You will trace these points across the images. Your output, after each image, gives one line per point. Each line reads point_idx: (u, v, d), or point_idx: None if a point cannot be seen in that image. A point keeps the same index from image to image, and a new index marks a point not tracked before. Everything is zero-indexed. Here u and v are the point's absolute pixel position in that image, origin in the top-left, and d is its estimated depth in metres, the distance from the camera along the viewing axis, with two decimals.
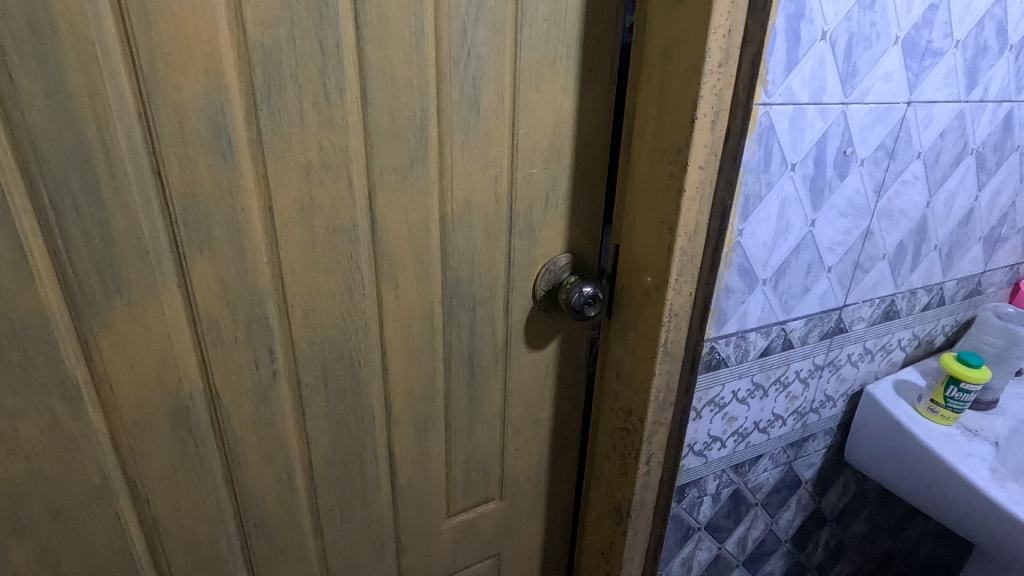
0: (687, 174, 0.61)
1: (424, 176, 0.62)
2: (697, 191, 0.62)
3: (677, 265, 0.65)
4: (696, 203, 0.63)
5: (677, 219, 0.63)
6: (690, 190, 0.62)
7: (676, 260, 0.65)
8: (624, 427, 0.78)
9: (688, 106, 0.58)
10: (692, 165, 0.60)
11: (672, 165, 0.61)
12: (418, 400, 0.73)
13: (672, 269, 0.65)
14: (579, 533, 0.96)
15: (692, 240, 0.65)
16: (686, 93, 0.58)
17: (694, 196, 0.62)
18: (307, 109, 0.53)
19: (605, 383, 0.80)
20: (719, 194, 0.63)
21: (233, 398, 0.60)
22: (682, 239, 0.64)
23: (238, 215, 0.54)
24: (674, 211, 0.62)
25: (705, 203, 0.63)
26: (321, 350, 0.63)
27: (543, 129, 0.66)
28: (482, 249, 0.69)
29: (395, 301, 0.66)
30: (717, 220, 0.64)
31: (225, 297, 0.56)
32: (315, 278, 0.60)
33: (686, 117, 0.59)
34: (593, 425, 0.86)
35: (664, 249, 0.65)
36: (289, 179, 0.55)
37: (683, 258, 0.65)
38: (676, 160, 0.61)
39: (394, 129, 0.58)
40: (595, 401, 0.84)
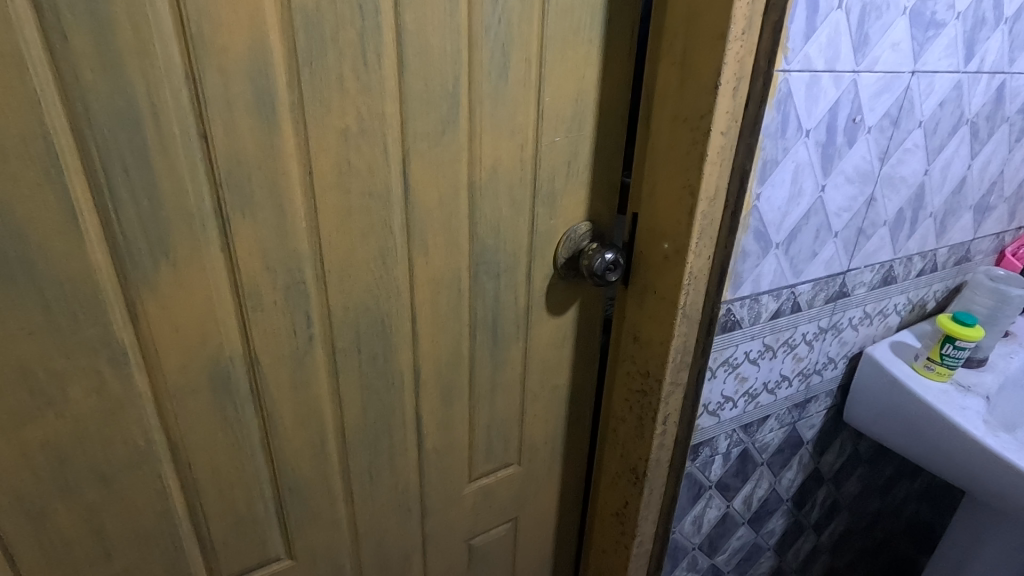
0: (710, 139, 0.63)
1: (455, 143, 0.63)
2: (718, 156, 0.64)
3: (698, 228, 0.68)
4: (717, 167, 0.65)
5: (699, 183, 0.65)
6: (712, 155, 0.64)
7: (697, 223, 0.68)
8: (641, 389, 0.81)
9: (712, 72, 0.61)
10: (715, 130, 0.63)
11: (695, 130, 0.64)
12: (444, 365, 0.75)
13: (693, 233, 0.68)
14: (592, 496, 0.99)
15: (712, 204, 0.67)
16: (710, 60, 0.60)
17: (716, 161, 0.65)
18: (347, 74, 0.54)
19: (621, 348, 0.83)
20: (739, 159, 0.66)
21: (271, 363, 0.61)
22: (702, 204, 0.66)
23: (280, 179, 0.55)
24: (696, 176, 0.65)
25: (725, 168, 0.66)
26: (355, 315, 0.64)
27: (567, 98, 0.68)
28: (507, 216, 0.71)
29: (425, 268, 0.67)
30: (736, 184, 0.67)
31: (266, 261, 0.57)
32: (352, 243, 0.61)
33: (709, 84, 0.61)
34: (608, 390, 0.89)
35: (685, 213, 0.68)
36: (329, 144, 0.56)
37: (704, 222, 0.68)
38: (699, 125, 0.63)
39: (428, 95, 0.59)
40: (609, 367, 0.87)
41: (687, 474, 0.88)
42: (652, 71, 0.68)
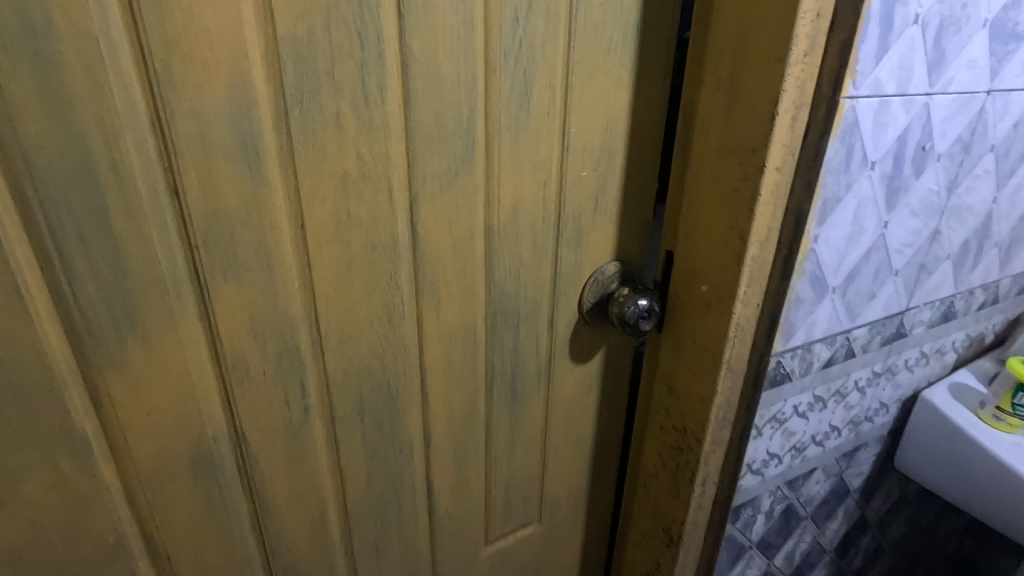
0: (763, 176, 0.54)
1: (469, 183, 0.55)
2: (772, 195, 0.56)
3: (746, 275, 0.59)
4: (770, 207, 0.56)
5: (749, 226, 0.57)
6: (765, 194, 0.55)
7: (746, 270, 0.59)
8: (677, 446, 0.73)
9: (767, 100, 0.52)
10: (770, 166, 0.54)
11: (745, 166, 0.55)
12: (458, 426, 0.67)
13: (741, 280, 0.59)
14: (618, 551, 0.91)
15: (763, 247, 0.59)
16: (765, 86, 0.52)
17: (769, 201, 0.56)
18: (344, 109, 0.46)
19: (652, 398, 0.75)
20: (795, 196, 0.57)
21: (261, 439, 0.54)
22: (752, 247, 0.58)
23: (267, 236, 0.47)
24: (747, 218, 0.56)
25: (779, 207, 0.57)
26: (357, 378, 0.57)
27: (595, 127, 0.60)
28: (528, 261, 0.62)
29: (436, 322, 0.59)
30: (792, 225, 0.58)
31: (253, 327, 0.49)
32: (351, 300, 0.53)
33: (764, 114, 0.52)
34: (636, 441, 0.80)
35: (732, 258, 0.59)
36: (325, 192, 0.48)
37: (753, 268, 0.59)
38: (751, 161, 0.55)
39: (438, 132, 0.51)
40: (638, 417, 0.79)
41: (725, 536, 0.79)
42: (691, 96, 0.60)
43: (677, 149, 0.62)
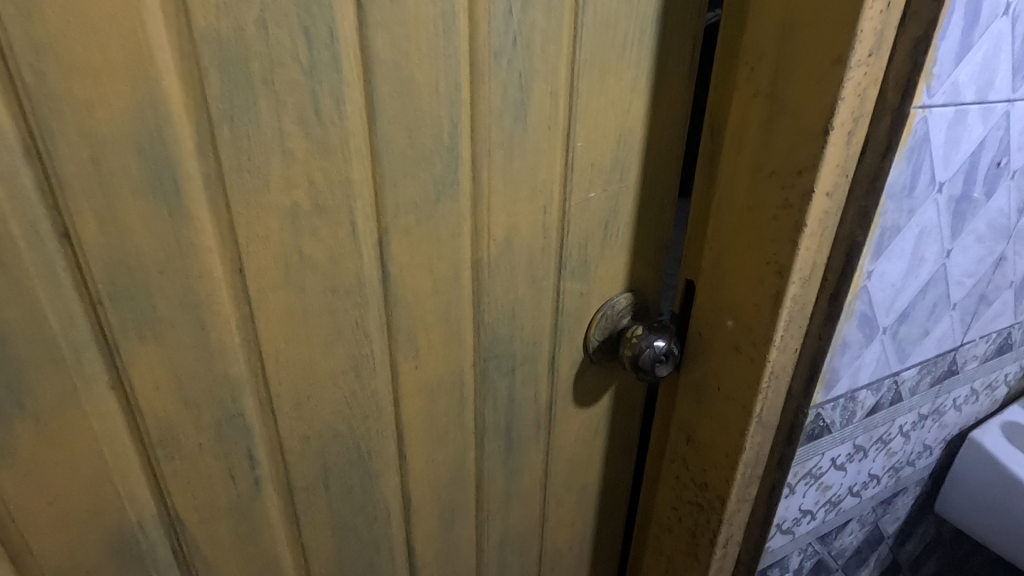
0: (811, 204, 0.45)
1: (453, 211, 0.45)
2: (819, 226, 0.46)
3: (785, 318, 0.50)
4: (816, 240, 0.47)
5: (791, 262, 0.47)
6: (811, 224, 0.46)
7: (785, 312, 0.49)
8: (695, 502, 0.64)
9: (820, 111, 0.42)
10: (820, 191, 0.44)
11: (788, 190, 0.45)
12: (443, 485, 0.57)
13: (778, 324, 0.50)
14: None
15: (805, 285, 0.49)
16: (817, 94, 0.42)
17: (816, 232, 0.46)
18: (289, 126, 0.36)
19: (667, 446, 0.65)
20: (845, 224, 0.47)
21: (202, 520, 0.45)
22: (794, 287, 0.48)
23: (195, 285, 0.37)
24: (789, 252, 0.47)
25: (826, 238, 0.47)
26: (320, 443, 0.47)
27: (605, 140, 0.50)
28: (525, 297, 0.53)
29: (415, 373, 0.50)
30: (841, 258, 0.49)
31: (183, 394, 0.40)
32: (308, 355, 0.44)
33: (814, 128, 0.42)
34: (648, 490, 0.71)
35: (769, 298, 0.49)
36: (269, 229, 0.38)
37: (793, 309, 0.50)
38: (795, 184, 0.45)
39: (413, 151, 0.41)
40: (651, 464, 0.69)
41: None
42: (721, 103, 0.50)
43: (702, 164, 0.52)
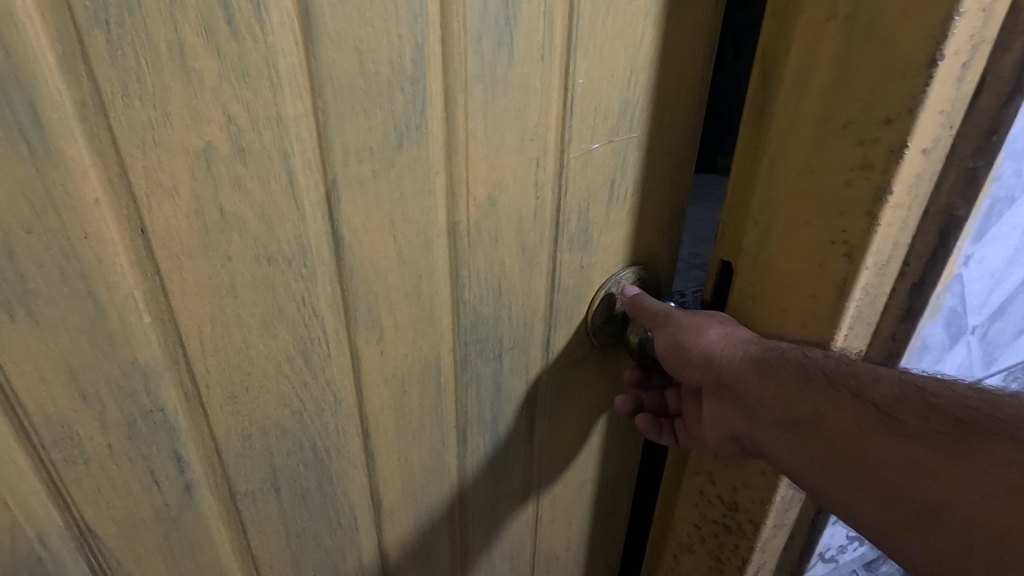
0: (902, 162, 0.36)
1: (421, 162, 0.36)
2: (906, 193, 0.38)
3: (853, 312, 0.41)
4: (901, 212, 0.38)
5: (867, 240, 0.38)
6: (899, 190, 0.37)
7: (853, 304, 0.41)
8: (721, 525, 0.56)
9: (927, 34, 0.33)
10: (914, 147, 0.36)
11: (869, 145, 0.37)
12: (420, 485, 0.50)
13: (842, 319, 0.42)
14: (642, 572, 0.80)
15: (880, 273, 0.41)
16: (922, 11, 0.33)
17: (902, 202, 0.38)
18: (189, 38, 0.27)
19: (691, 457, 0.56)
20: (941, 194, 0.39)
21: (120, 534, 0.37)
22: (866, 274, 0.40)
23: (80, 250, 0.29)
24: (866, 226, 0.38)
25: (914, 210, 0.39)
26: (264, 442, 0.40)
27: (611, 77, 0.41)
28: (515, 270, 0.44)
29: (379, 360, 0.42)
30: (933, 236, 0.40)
31: (79, 388, 0.32)
32: (242, 338, 0.35)
33: (918, 59, 0.33)
34: (665, 504, 0.62)
35: (832, 286, 0.41)
36: (175, 177, 0.30)
37: (862, 302, 0.41)
38: (881, 137, 0.36)
39: (364, 82, 0.32)
40: (669, 474, 0.61)
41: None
42: (780, 32, 0.39)
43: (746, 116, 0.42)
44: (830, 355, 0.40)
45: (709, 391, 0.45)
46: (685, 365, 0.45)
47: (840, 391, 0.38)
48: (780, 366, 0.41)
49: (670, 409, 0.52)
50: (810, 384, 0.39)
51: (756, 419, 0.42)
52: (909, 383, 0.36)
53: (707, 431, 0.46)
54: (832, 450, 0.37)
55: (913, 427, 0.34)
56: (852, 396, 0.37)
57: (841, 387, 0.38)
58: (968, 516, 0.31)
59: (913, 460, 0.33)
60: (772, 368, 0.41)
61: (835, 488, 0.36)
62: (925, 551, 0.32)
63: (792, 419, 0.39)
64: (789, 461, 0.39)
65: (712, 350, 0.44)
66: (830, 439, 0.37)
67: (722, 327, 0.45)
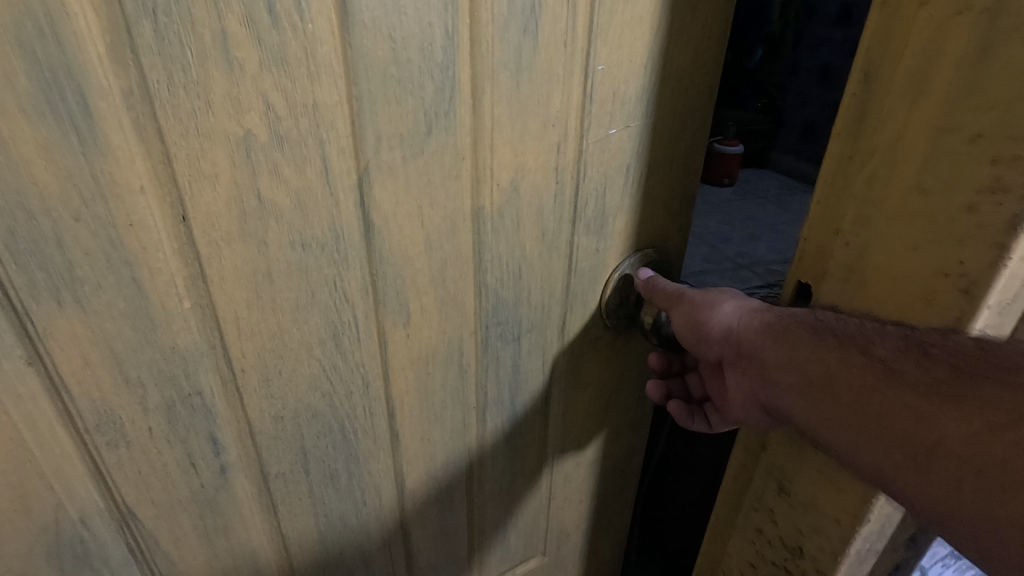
0: None
1: (449, 148, 0.37)
2: None
3: None
4: None
5: (991, 274, 0.36)
6: None
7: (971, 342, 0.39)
8: (781, 565, 0.53)
9: None
10: None
11: (1002, 164, 0.34)
12: (441, 465, 0.51)
13: None
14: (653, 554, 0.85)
15: (1003, 312, 0.39)
16: None
17: None
18: (232, 27, 0.28)
19: (750, 491, 0.54)
20: None
21: (159, 516, 0.38)
22: (987, 310, 0.38)
23: (125, 237, 0.29)
24: (993, 256, 0.36)
25: None
26: (295, 424, 0.41)
27: (629, 63, 0.42)
28: (535, 253, 0.45)
29: (406, 343, 0.43)
30: None
31: (122, 372, 0.32)
32: (276, 323, 0.36)
33: None
34: (716, 535, 0.60)
35: (948, 321, 0.39)
36: (215, 165, 0.30)
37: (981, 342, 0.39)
38: (1020, 155, 0.34)
39: (397, 69, 0.33)
40: (722, 508, 0.59)
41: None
42: (893, 31, 0.37)
43: (843, 128, 0.41)
44: (840, 316, 0.41)
45: (728, 362, 0.47)
46: (702, 338, 0.48)
47: (848, 349, 0.39)
48: (791, 331, 0.42)
49: (695, 395, 0.55)
50: (817, 346, 0.40)
51: (772, 384, 0.43)
52: (910, 337, 0.37)
53: (731, 403, 0.49)
54: (841, 406, 0.38)
55: (912, 378, 0.36)
56: (858, 352, 0.38)
57: (849, 345, 0.39)
58: (958, 455, 0.33)
59: (912, 408, 0.35)
60: (784, 334, 0.43)
61: (844, 441, 0.39)
62: (918, 488, 0.35)
63: (804, 380, 0.41)
64: (803, 420, 0.41)
65: (726, 322, 0.46)
66: (839, 396, 0.39)
67: (735, 300, 0.47)
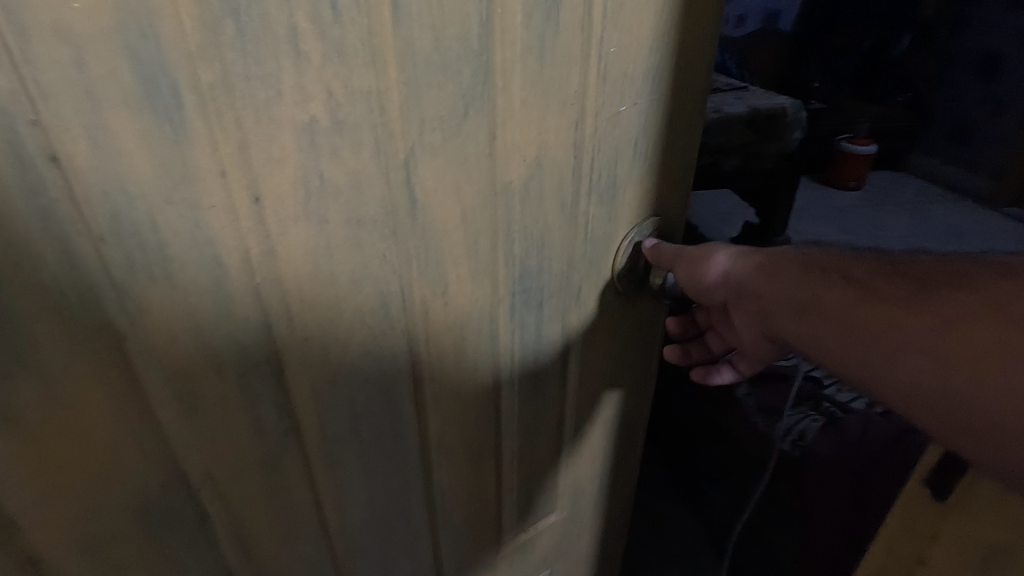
0: None
1: (482, 128, 0.41)
2: None
3: None
4: None
5: None
6: None
7: None
8: None
9: None
10: None
11: None
12: (474, 425, 0.56)
13: None
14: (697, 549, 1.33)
15: None
16: None
17: None
18: (301, 23, 0.31)
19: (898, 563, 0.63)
20: None
21: (232, 476, 0.42)
22: None
23: (208, 218, 0.33)
24: None
25: None
26: (348, 389, 0.44)
27: (636, 45, 0.45)
28: (556, 225, 0.49)
29: (444, 311, 0.46)
30: None
31: (202, 343, 0.36)
32: (333, 294, 0.40)
33: None
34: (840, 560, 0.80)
35: None
36: (284, 149, 0.33)
37: None
38: None
39: (439, 57, 0.36)
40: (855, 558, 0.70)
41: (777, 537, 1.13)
42: None
43: None
44: (824, 251, 0.52)
45: (733, 303, 0.56)
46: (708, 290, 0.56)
47: (832, 277, 0.49)
48: (783, 269, 0.52)
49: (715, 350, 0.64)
50: (807, 277, 0.51)
51: (772, 313, 0.53)
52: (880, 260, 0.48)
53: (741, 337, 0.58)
54: (828, 322, 0.48)
55: (884, 292, 0.46)
56: (840, 278, 0.49)
57: (832, 274, 0.49)
58: (923, 350, 0.43)
59: (886, 317, 0.45)
60: (778, 271, 0.52)
61: (835, 352, 0.48)
62: (898, 384, 0.44)
63: (799, 308, 0.50)
64: (800, 339, 0.51)
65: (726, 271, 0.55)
66: (827, 316, 0.48)
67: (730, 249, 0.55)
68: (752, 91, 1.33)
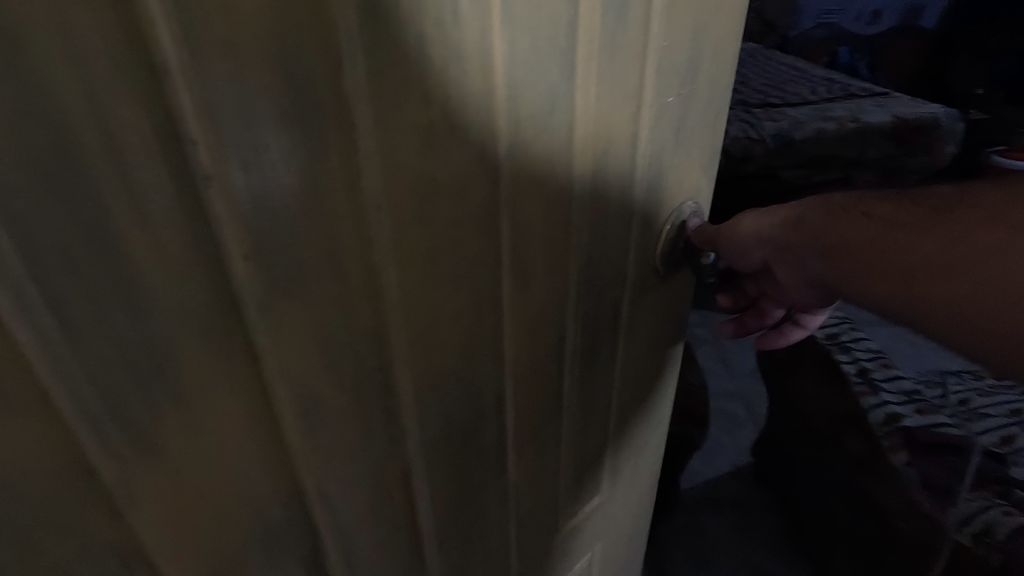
0: None
1: (564, 125, 0.42)
2: None
3: None
4: None
5: None
6: None
7: None
8: None
9: None
10: None
11: None
12: (541, 415, 0.57)
13: None
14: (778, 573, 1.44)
15: None
16: None
17: None
18: (428, 30, 0.31)
19: None
20: None
21: (344, 491, 0.41)
22: None
23: (339, 229, 0.32)
24: None
25: None
26: (443, 389, 0.45)
27: (683, 39, 0.48)
28: (617, 214, 0.52)
29: (524, 306, 0.48)
30: None
31: (328, 356, 0.35)
32: (436, 296, 0.40)
33: None
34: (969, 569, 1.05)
35: None
36: (405, 155, 0.34)
37: None
38: None
39: (535, 57, 0.38)
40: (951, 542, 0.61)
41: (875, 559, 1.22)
42: None
43: None
44: (846, 196, 0.57)
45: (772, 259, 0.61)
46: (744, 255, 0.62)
47: (853, 215, 0.54)
48: (808, 217, 0.57)
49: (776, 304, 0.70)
50: (831, 219, 0.56)
51: (805, 259, 0.58)
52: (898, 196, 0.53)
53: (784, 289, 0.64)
54: (854, 257, 0.53)
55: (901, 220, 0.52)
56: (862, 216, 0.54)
57: (854, 213, 0.54)
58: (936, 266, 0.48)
59: (903, 243, 0.51)
60: (804, 220, 0.57)
61: (860, 282, 0.53)
62: (919, 301, 0.49)
63: (826, 250, 0.56)
64: (831, 277, 0.56)
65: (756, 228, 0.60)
66: (853, 253, 0.54)
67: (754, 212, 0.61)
68: (896, 99, 1.90)
